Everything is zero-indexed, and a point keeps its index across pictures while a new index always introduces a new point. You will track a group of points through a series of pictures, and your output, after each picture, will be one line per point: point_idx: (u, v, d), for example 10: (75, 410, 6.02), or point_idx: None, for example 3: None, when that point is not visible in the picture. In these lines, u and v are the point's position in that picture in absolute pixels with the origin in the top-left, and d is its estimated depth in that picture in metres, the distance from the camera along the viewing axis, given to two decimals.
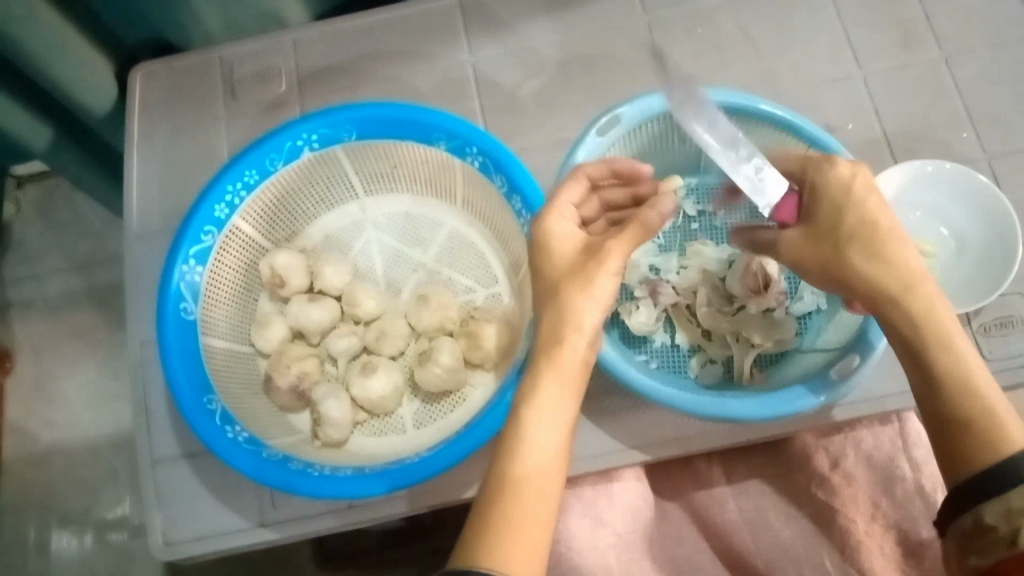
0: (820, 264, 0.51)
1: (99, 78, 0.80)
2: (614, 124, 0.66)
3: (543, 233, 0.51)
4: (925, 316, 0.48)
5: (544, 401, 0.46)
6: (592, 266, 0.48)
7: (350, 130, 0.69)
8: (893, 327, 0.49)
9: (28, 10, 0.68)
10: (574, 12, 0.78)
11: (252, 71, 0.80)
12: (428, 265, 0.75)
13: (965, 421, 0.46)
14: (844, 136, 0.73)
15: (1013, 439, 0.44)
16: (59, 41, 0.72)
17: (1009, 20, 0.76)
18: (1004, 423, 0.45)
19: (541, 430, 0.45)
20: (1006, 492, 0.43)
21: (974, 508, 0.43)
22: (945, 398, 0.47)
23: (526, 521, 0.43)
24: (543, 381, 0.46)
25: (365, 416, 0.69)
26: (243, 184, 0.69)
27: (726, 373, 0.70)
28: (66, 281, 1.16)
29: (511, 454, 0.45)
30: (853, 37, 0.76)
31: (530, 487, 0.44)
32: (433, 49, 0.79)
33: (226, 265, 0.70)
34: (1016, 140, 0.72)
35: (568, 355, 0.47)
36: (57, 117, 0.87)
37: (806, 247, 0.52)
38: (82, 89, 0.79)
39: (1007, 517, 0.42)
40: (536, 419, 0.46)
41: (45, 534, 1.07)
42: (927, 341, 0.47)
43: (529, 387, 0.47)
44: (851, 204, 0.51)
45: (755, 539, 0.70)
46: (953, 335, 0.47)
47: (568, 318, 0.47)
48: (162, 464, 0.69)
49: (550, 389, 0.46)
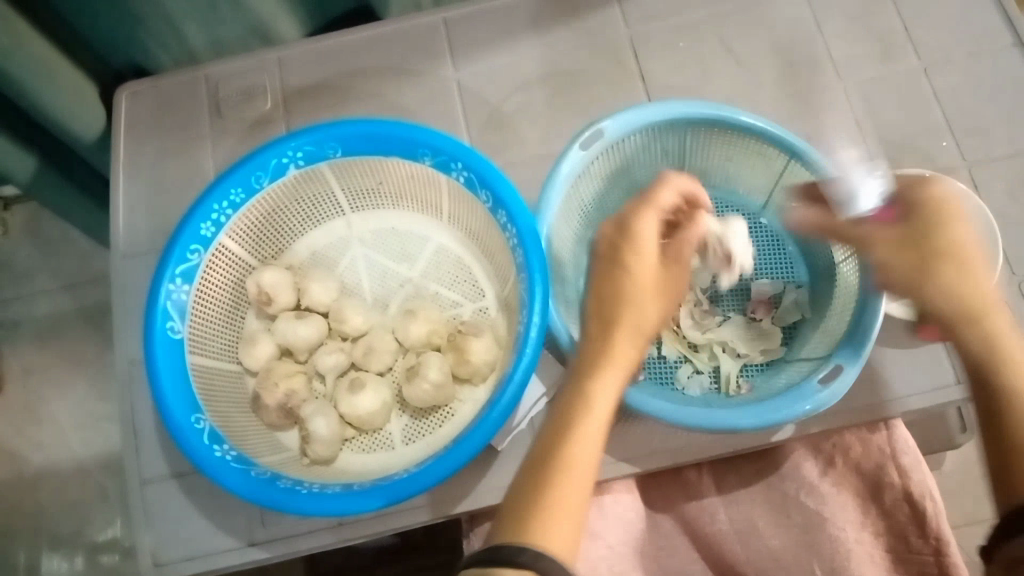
0: (909, 271, 0.51)
1: (88, 106, 0.80)
2: (597, 138, 0.66)
3: (640, 230, 0.51)
4: (995, 340, 0.48)
5: (609, 380, 0.48)
6: (670, 286, 0.52)
7: (335, 146, 0.69)
8: (962, 347, 0.50)
9: (17, 43, 0.68)
10: (557, 27, 0.79)
11: (237, 89, 0.80)
12: (415, 280, 0.75)
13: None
14: (825, 146, 0.74)
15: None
16: (49, 73, 0.72)
17: (986, 29, 0.77)
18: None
19: (603, 415, 0.47)
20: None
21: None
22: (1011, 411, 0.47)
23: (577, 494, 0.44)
24: (616, 364, 0.48)
25: (354, 432, 0.69)
26: (228, 203, 0.69)
27: (713, 383, 0.70)
28: (55, 301, 1.16)
29: (570, 429, 0.46)
30: (833, 48, 0.77)
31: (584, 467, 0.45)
32: (418, 64, 0.79)
33: (213, 284, 0.70)
34: (996, 148, 0.73)
35: (632, 344, 0.49)
36: (41, 146, 0.86)
37: (899, 255, 0.51)
38: (72, 119, 0.79)
39: None
40: (602, 396, 0.47)
41: (35, 557, 1.07)
42: (1005, 357, 0.48)
43: (598, 363, 0.48)
44: (950, 219, 0.52)
45: (746, 549, 0.71)
46: (1020, 356, 0.48)
47: (645, 327, 0.49)
48: (151, 484, 0.69)
49: (620, 371, 0.48)
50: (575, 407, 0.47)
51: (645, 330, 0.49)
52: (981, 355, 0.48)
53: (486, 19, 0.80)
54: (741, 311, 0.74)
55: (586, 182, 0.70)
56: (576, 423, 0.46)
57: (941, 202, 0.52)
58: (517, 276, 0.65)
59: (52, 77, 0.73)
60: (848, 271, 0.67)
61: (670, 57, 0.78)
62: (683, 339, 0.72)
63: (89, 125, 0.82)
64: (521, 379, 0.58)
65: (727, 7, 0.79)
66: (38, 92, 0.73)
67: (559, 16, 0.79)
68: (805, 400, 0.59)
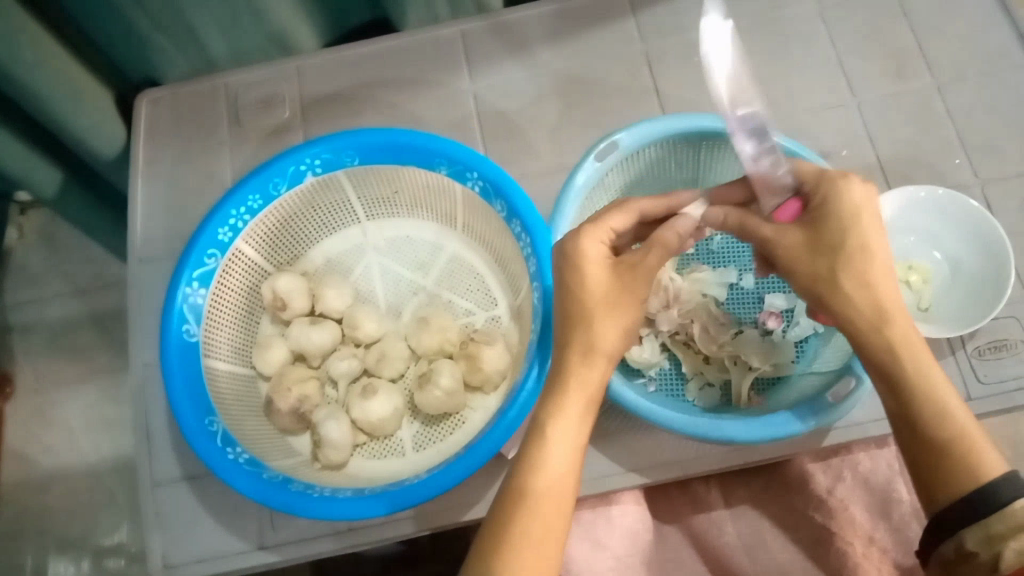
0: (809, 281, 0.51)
1: (109, 123, 0.82)
2: (611, 150, 0.67)
3: (576, 248, 0.51)
4: (900, 345, 0.49)
5: (564, 415, 0.48)
6: (626, 295, 0.50)
7: (352, 155, 0.70)
8: (866, 354, 0.50)
9: (37, 58, 0.68)
10: (572, 41, 0.80)
11: (257, 98, 0.81)
12: (428, 288, 0.75)
13: (941, 449, 0.46)
14: (838, 162, 0.74)
15: (989, 464, 0.45)
16: (73, 85, 0.74)
17: (1000, 49, 0.77)
18: (983, 452, 0.46)
19: (560, 451, 0.47)
20: (988, 519, 0.44)
21: (955, 535, 0.45)
22: (923, 419, 0.47)
23: (544, 532, 0.45)
24: (565, 398, 0.48)
25: (365, 438, 0.69)
26: (246, 209, 0.69)
27: (723, 397, 0.71)
28: (70, 305, 1.17)
29: (529, 469, 0.47)
30: (847, 66, 0.78)
31: (547, 504, 0.46)
32: (434, 76, 0.80)
33: (228, 288, 0.71)
34: (1009, 167, 0.73)
35: (588, 371, 0.49)
36: (64, 162, 0.88)
37: (802, 255, 0.51)
38: (91, 134, 0.80)
39: (987, 543, 0.43)
40: (555, 434, 0.47)
41: (42, 559, 1.07)
42: (906, 367, 0.48)
43: (553, 400, 0.49)
44: (855, 225, 0.51)
45: (754, 562, 0.70)
46: (926, 357, 0.49)
47: (595, 342, 0.49)
48: (163, 486, 0.69)
49: (572, 403, 0.48)
50: (530, 447, 0.48)
51: (596, 347, 0.49)
52: (887, 368, 0.49)
53: (500, 32, 0.81)
54: (755, 321, 0.73)
55: (600, 192, 0.71)
56: (535, 467, 0.47)
57: (848, 206, 0.51)
58: (530, 285, 0.65)
59: (74, 90, 0.74)
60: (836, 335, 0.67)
61: (684, 72, 0.78)
62: (696, 353, 0.72)
63: (108, 140, 0.83)
64: (533, 387, 0.58)
65: (742, 24, 0.80)
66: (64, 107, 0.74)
67: (576, 31, 0.80)
68: (817, 412, 0.59)
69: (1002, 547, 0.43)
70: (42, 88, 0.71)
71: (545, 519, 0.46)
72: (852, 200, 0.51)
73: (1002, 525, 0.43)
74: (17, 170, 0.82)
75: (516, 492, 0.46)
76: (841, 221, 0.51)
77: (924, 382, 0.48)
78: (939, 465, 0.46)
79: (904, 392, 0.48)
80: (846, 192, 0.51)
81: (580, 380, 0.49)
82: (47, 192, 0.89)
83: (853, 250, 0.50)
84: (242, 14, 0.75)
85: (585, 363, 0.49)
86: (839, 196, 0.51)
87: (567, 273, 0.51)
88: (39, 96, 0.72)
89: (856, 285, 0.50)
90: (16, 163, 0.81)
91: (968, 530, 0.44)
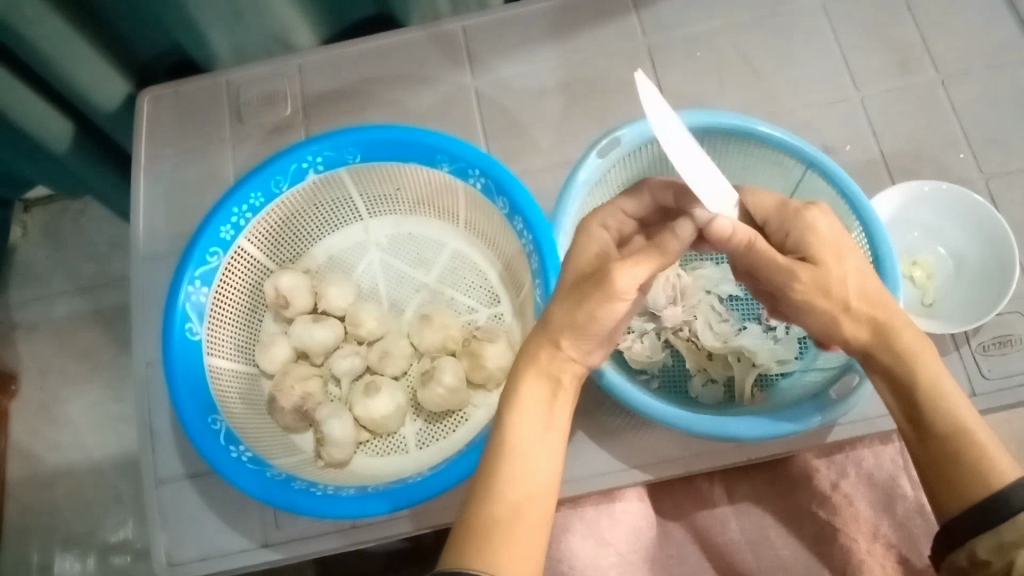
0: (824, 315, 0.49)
1: (110, 80, 0.81)
2: (614, 146, 0.66)
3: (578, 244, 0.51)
4: (910, 356, 0.47)
5: (525, 405, 0.47)
6: (587, 290, 0.46)
7: (354, 152, 0.70)
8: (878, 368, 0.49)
9: (39, 16, 0.68)
10: (574, 36, 0.80)
11: (258, 94, 0.81)
12: (431, 285, 0.75)
13: (953, 458, 0.45)
14: (841, 157, 0.74)
15: (1004, 468, 0.44)
16: (69, 44, 0.73)
17: (1006, 42, 0.77)
18: (996, 461, 0.44)
19: (529, 438, 0.46)
20: (1000, 525, 0.42)
21: (968, 542, 0.43)
22: (937, 426, 0.46)
23: (518, 519, 0.44)
24: (527, 384, 0.47)
25: (368, 436, 0.69)
26: (248, 207, 0.69)
27: (727, 394, 0.70)
28: (73, 303, 1.17)
29: (500, 464, 0.45)
30: (850, 59, 0.77)
31: (521, 495, 0.45)
32: (435, 72, 0.80)
33: (230, 287, 0.71)
34: (1013, 161, 0.73)
35: (548, 359, 0.48)
36: (74, 118, 0.88)
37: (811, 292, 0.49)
38: (92, 89, 0.80)
39: (999, 551, 0.42)
40: (521, 422, 0.46)
41: (47, 557, 1.07)
42: (918, 375, 0.47)
43: (512, 392, 0.47)
44: (845, 254, 0.50)
45: (758, 558, 0.70)
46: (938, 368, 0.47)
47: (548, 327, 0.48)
48: (167, 483, 0.69)
49: (533, 389, 0.47)
50: (497, 435, 0.47)
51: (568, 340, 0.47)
52: (899, 375, 0.47)
53: (501, 28, 0.81)
54: (757, 318, 0.73)
55: (602, 188, 0.70)
56: (505, 455, 0.46)
57: (822, 236, 0.50)
58: (533, 282, 0.65)
59: (71, 47, 0.73)
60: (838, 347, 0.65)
61: (687, 66, 0.78)
62: (699, 349, 0.71)
63: (109, 97, 0.83)
64: None
65: (744, 19, 0.79)
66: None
67: (578, 26, 0.80)
68: (820, 409, 0.59)
69: (1015, 555, 0.41)
70: (39, 39, 0.71)
71: (517, 506, 0.44)
72: (824, 230, 0.51)
73: (1012, 533, 0.42)
74: (28, 124, 0.83)
75: (489, 480, 0.45)
76: (830, 251, 0.50)
77: (935, 389, 0.46)
78: (954, 473, 0.45)
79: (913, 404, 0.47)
80: (815, 221, 0.51)
81: (540, 369, 0.48)
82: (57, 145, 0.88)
83: (852, 278, 0.49)
84: (243, 11, 0.75)
85: (546, 351, 0.48)
86: (813, 228, 0.51)
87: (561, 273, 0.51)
88: (35, 48, 0.72)
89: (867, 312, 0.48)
90: (26, 115, 0.81)
91: (979, 538, 0.43)
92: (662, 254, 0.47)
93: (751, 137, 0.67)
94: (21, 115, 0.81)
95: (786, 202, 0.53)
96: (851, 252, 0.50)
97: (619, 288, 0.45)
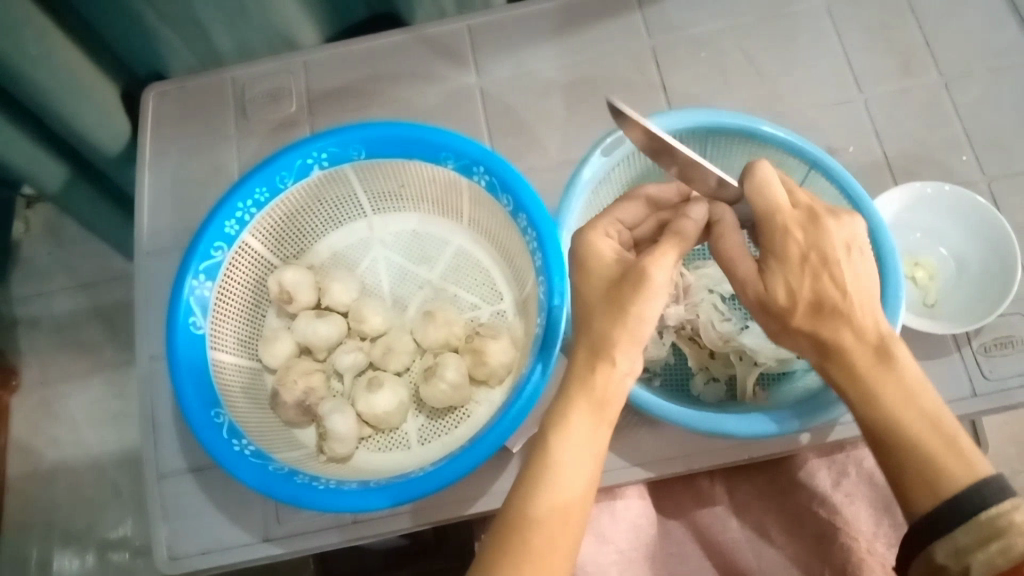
0: (775, 325, 0.50)
1: (112, 117, 0.82)
2: (618, 144, 0.67)
3: (585, 242, 0.52)
4: (851, 371, 0.48)
5: (575, 429, 0.46)
6: (628, 291, 0.47)
7: (359, 148, 0.70)
8: (828, 375, 0.49)
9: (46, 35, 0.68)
10: (579, 36, 0.80)
11: (264, 91, 0.81)
12: (434, 282, 0.76)
13: (900, 464, 0.46)
14: (844, 158, 0.74)
15: (954, 481, 0.45)
16: (74, 74, 0.73)
17: (1009, 45, 0.77)
18: (946, 463, 0.45)
19: (571, 461, 0.46)
20: (953, 530, 0.44)
21: (926, 549, 0.45)
22: (879, 440, 0.47)
23: (554, 546, 0.44)
24: (575, 409, 0.46)
25: (370, 431, 0.69)
26: (253, 202, 0.70)
27: (728, 392, 0.71)
28: (75, 299, 1.17)
29: (540, 480, 0.45)
30: (854, 62, 0.77)
31: (554, 515, 0.45)
32: (440, 70, 0.80)
33: (235, 281, 0.71)
34: (1015, 164, 0.73)
35: (602, 381, 0.47)
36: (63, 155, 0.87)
37: (765, 313, 0.50)
38: (99, 119, 0.81)
39: (955, 557, 0.44)
40: (566, 445, 0.46)
41: (46, 553, 1.07)
42: (857, 388, 0.48)
43: (559, 414, 0.47)
44: (804, 280, 0.48)
45: (758, 556, 0.70)
46: (881, 377, 0.47)
47: (601, 350, 0.47)
48: (169, 477, 0.69)
49: (583, 417, 0.46)
50: (537, 457, 0.46)
51: (600, 352, 0.47)
52: (841, 386, 0.49)
53: (506, 27, 0.81)
54: None
55: (604, 188, 0.71)
56: (544, 479, 0.45)
57: (788, 258, 0.48)
58: (536, 279, 0.65)
59: (78, 74, 0.74)
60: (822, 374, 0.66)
61: (691, 67, 0.78)
62: (701, 347, 0.72)
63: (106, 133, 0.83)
64: (538, 382, 0.59)
65: (748, 20, 0.80)
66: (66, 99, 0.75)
67: (582, 26, 0.80)
68: (819, 409, 0.59)
69: (970, 560, 0.43)
70: (43, 78, 0.71)
71: (553, 534, 0.44)
72: (794, 252, 0.48)
73: (967, 537, 0.44)
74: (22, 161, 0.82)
75: (528, 506, 0.45)
76: (786, 276, 0.48)
77: (878, 403, 0.47)
78: (905, 489, 0.46)
79: (862, 416, 0.48)
80: (790, 238, 0.49)
81: (590, 394, 0.47)
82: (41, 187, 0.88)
83: (803, 305, 0.48)
84: (250, 9, 0.75)
85: (601, 374, 0.47)
86: (784, 245, 0.49)
87: (576, 274, 0.52)
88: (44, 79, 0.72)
89: (807, 332, 0.48)
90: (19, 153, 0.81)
91: (937, 543, 0.45)
92: (684, 241, 0.50)
93: (754, 137, 0.67)
94: (13, 156, 0.81)
95: (779, 211, 0.49)
96: (823, 275, 0.48)
97: (656, 283, 0.47)
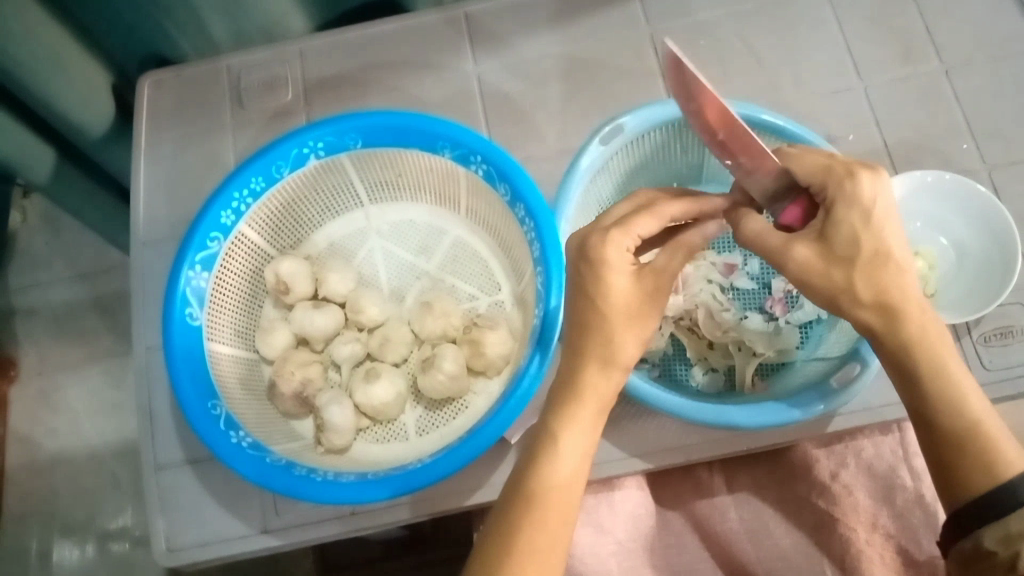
0: (828, 297, 0.48)
1: (97, 99, 0.81)
2: (616, 133, 0.66)
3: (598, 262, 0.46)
4: (916, 341, 0.47)
5: (578, 424, 0.46)
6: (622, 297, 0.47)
7: (355, 138, 0.70)
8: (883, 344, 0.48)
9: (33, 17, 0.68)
10: (577, 23, 0.79)
11: (260, 79, 0.80)
12: (431, 272, 0.75)
13: (960, 442, 0.46)
14: (845, 146, 0.74)
15: (1013, 464, 0.45)
16: (57, 57, 0.73)
17: (1010, 32, 0.76)
18: (1002, 443, 0.46)
19: (571, 455, 0.46)
20: (1006, 517, 0.45)
21: (975, 533, 0.45)
22: (938, 418, 0.47)
23: (553, 542, 0.44)
24: (581, 406, 0.46)
25: (368, 423, 0.69)
26: (249, 192, 0.69)
27: (727, 382, 0.70)
28: (71, 289, 1.17)
29: (540, 471, 0.45)
30: (855, 49, 0.77)
31: (554, 508, 0.45)
32: (437, 59, 0.80)
33: (231, 272, 0.71)
34: (1016, 152, 0.73)
35: (608, 383, 0.47)
36: (50, 140, 0.87)
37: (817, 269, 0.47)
38: (94, 93, 0.80)
39: (1006, 542, 0.44)
40: (569, 440, 0.46)
41: (46, 543, 1.07)
42: (922, 358, 0.47)
43: (564, 410, 0.46)
44: (869, 229, 0.46)
45: (756, 547, 0.70)
46: (945, 350, 0.47)
47: (613, 355, 0.46)
48: (167, 469, 0.69)
49: (588, 413, 0.46)
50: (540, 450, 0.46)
51: (581, 351, 0.47)
52: (901, 360, 0.48)
53: (503, 15, 0.80)
54: (759, 308, 0.73)
55: (603, 177, 0.70)
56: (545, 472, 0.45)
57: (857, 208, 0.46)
58: (534, 270, 0.65)
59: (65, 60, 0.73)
60: (815, 365, 0.67)
61: (690, 55, 0.78)
62: (700, 339, 0.72)
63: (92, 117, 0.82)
64: (536, 372, 0.58)
65: (748, 7, 0.79)
66: (55, 83, 0.75)
67: (580, 13, 0.80)
68: (819, 399, 0.59)
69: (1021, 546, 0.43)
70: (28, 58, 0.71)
71: (553, 531, 0.44)
72: (867, 197, 0.46)
73: (1018, 525, 0.44)
74: (23, 132, 0.82)
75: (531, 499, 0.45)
76: (857, 220, 0.46)
77: (942, 377, 0.47)
78: (960, 474, 0.46)
79: (920, 388, 0.47)
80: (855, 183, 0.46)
81: (599, 395, 0.47)
82: (40, 175, 0.88)
83: (866, 257, 0.46)
84: None
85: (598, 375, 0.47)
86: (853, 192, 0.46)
87: (586, 271, 0.47)
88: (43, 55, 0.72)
89: (869, 296, 0.47)
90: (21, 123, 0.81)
91: (987, 528, 0.45)
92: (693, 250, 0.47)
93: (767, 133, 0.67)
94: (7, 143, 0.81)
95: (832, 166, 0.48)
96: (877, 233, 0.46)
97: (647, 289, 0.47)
